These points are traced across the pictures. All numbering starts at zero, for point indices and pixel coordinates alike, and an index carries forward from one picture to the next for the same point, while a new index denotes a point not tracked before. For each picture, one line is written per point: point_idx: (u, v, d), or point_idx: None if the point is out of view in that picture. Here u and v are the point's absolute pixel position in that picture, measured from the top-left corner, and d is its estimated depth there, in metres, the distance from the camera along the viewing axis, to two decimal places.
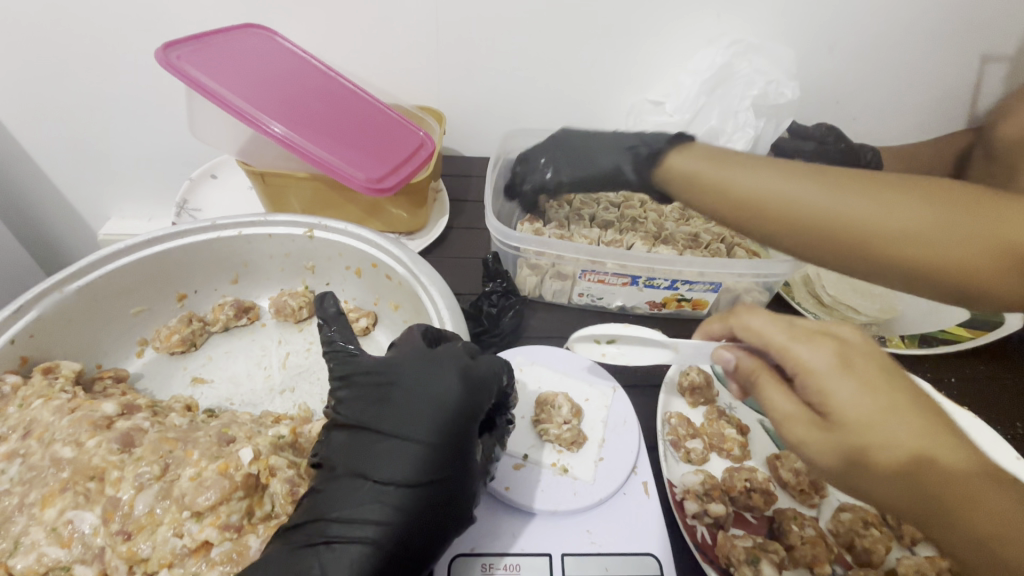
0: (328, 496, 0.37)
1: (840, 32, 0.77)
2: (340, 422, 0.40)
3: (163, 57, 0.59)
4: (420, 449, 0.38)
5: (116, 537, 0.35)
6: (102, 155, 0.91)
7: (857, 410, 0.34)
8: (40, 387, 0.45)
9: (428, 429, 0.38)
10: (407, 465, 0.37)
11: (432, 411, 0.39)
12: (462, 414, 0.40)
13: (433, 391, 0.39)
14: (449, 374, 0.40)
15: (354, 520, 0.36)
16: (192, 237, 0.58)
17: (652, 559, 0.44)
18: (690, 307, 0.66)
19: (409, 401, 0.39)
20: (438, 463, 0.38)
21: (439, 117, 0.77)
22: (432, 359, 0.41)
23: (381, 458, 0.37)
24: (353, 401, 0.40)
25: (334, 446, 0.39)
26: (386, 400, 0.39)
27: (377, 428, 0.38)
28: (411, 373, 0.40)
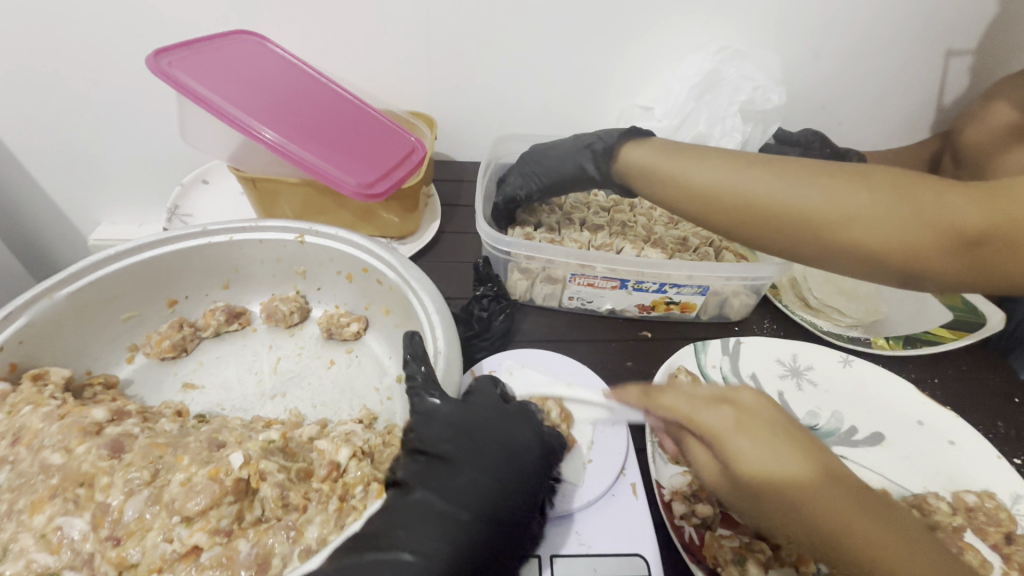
0: (400, 515, 0.38)
1: (823, 38, 0.78)
2: (420, 451, 0.42)
3: (153, 64, 0.60)
4: (498, 490, 0.41)
5: (105, 543, 0.35)
6: (93, 161, 0.91)
7: (745, 459, 0.38)
8: (29, 394, 0.45)
9: (507, 475, 0.42)
10: (483, 501, 0.40)
11: (511, 459, 0.43)
12: (536, 469, 0.44)
13: (513, 441, 0.44)
14: (527, 429, 0.45)
15: (428, 541, 0.37)
16: (184, 243, 0.59)
17: (640, 560, 0.44)
18: (679, 309, 0.67)
19: (493, 445, 0.43)
20: (511, 507, 0.41)
21: (430, 122, 0.78)
22: (514, 412, 0.47)
23: (461, 491, 0.40)
24: (435, 434, 0.43)
25: (410, 471, 0.41)
26: (471, 441, 0.43)
27: (457, 463, 0.41)
28: (496, 421, 0.45)
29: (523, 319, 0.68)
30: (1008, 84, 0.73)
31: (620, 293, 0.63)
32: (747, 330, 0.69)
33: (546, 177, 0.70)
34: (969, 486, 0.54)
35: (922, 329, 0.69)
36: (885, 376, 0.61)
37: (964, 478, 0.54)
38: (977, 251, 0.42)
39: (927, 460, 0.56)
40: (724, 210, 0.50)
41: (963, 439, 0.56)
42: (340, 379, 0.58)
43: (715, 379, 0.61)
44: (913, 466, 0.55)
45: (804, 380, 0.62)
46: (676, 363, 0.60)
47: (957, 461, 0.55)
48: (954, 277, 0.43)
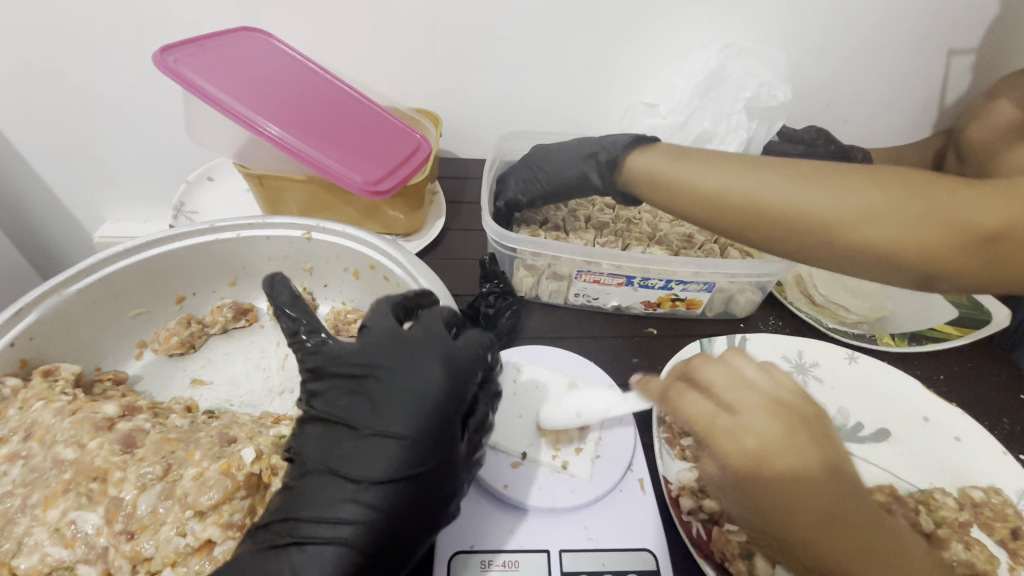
0: (302, 494, 0.37)
1: (829, 35, 0.78)
2: (317, 416, 0.40)
3: (160, 60, 0.60)
4: (397, 445, 0.37)
5: (119, 537, 0.36)
6: (98, 158, 0.91)
7: (766, 431, 0.39)
8: (40, 390, 0.46)
9: (407, 425, 0.37)
10: (382, 463, 0.37)
11: (409, 402, 0.38)
12: (444, 405, 0.38)
13: (413, 380, 0.39)
14: (428, 362, 0.39)
15: (330, 520, 0.35)
16: (192, 240, 0.59)
17: (648, 555, 0.45)
18: (684, 306, 0.67)
19: (382, 394, 0.39)
20: (419, 457, 0.37)
21: (435, 119, 0.78)
22: (412, 343, 0.41)
23: (359, 458, 0.37)
24: (329, 395, 0.40)
25: (309, 440, 0.39)
26: (363, 395, 0.39)
27: (350, 424, 0.38)
28: (392, 362, 0.40)
29: (529, 315, 0.68)
30: (1014, 80, 0.73)
31: (626, 290, 0.63)
32: (752, 327, 0.69)
33: (548, 182, 0.69)
34: (975, 482, 0.54)
35: (926, 325, 0.69)
36: (890, 373, 0.61)
37: (970, 474, 0.54)
38: (994, 248, 0.42)
39: (933, 456, 0.56)
40: (730, 213, 0.50)
41: (969, 435, 0.57)
42: None
43: None
44: (919, 462, 0.55)
45: (810, 376, 0.62)
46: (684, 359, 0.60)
47: (963, 457, 0.55)
48: (971, 277, 0.43)
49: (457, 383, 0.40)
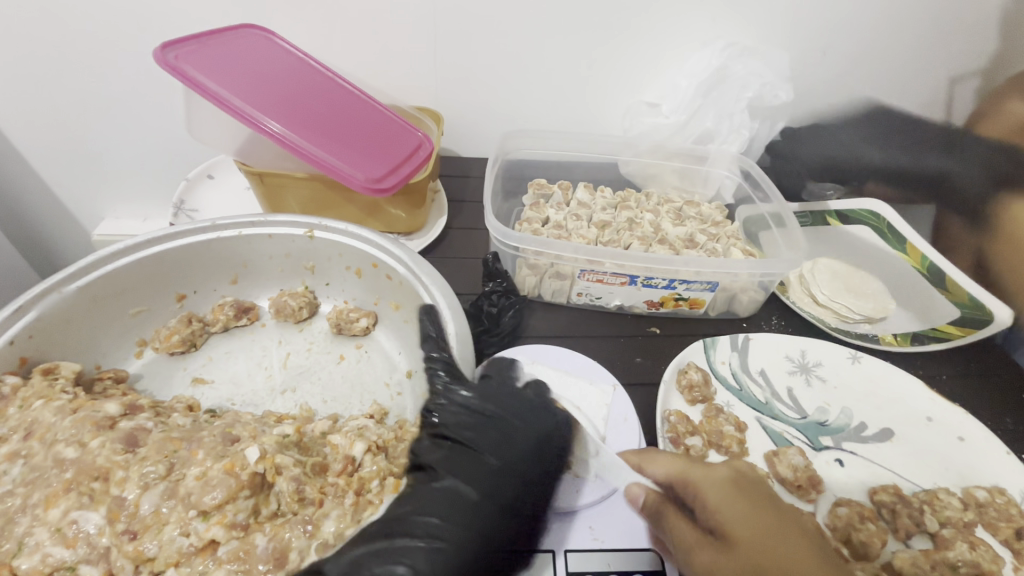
0: (424, 499, 0.39)
1: (832, 35, 0.78)
2: (447, 434, 0.44)
3: (161, 57, 0.59)
4: (520, 482, 0.43)
5: (122, 537, 0.35)
6: (97, 155, 0.90)
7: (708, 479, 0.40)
8: (40, 388, 0.45)
9: (531, 467, 0.44)
10: (505, 492, 0.41)
11: (536, 449, 0.44)
12: (556, 460, 0.46)
13: (541, 430, 0.46)
14: (553, 418, 0.47)
15: (447, 524, 0.38)
16: (193, 238, 0.58)
17: (653, 555, 0.44)
18: (687, 306, 0.66)
19: (515, 433, 0.44)
20: (529, 497, 0.43)
21: (437, 117, 0.78)
22: (537, 399, 0.48)
23: (487, 482, 0.41)
24: (456, 416, 0.44)
25: (435, 455, 0.43)
26: (496, 427, 0.44)
27: (480, 450, 0.43)
28: (524, 410, 0.46)
29: (530, 314, 0.68)
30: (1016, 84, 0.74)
31: (629, 289, 0.63)
32: (755, 327, 0.69)
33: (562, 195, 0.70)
34: (979, 482, 0.54)
35: (928, 325, 0.68)
36: (893, 372, 0.61)
37: (973, 474, 0.54)
38: None
39: (937, 456, 0.56)
40: None
41: (972, 436, 0.57)
42: (350, 374, 0.58)
43: (724, 376, 0.61)
44: (922, 461, 0.55)
45: (813, 375, 0.62)
46: (687, 359, 0.60)
47: (966, 457, 0.55)
48: None
49: (568, 449, 0.47)
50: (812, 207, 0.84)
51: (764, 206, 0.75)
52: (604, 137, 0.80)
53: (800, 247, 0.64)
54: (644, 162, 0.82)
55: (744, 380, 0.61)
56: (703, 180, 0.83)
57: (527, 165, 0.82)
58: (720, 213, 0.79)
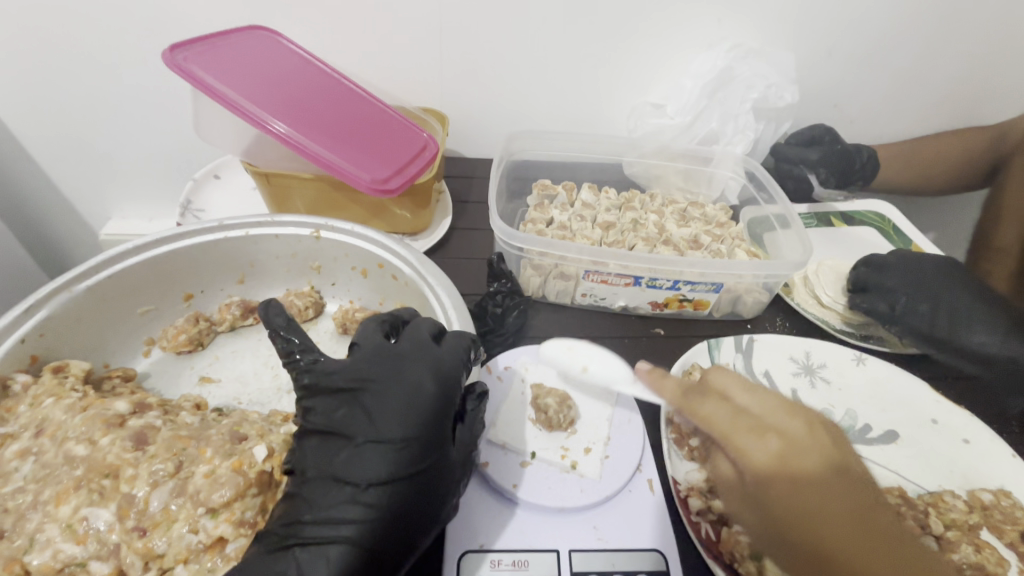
0: (304, 499, 0.37)
1: (838, 37, 0.78)
2: (310, 429, 0.40)
3: (170, 58, 0.60)
4: (393, 448, 0.38)
5: (132, 534, 0.35)
6: (104, 155, 0.91)
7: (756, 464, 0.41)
8: (51, 386, 0.46)
9: (402, 428, 0.38)
10: (382, 465, 0.37)
11: (402, 409, 0.39)
12: (434, 408, 0.40)
13: (404, 386, 0.40)
14: (421, 369, 0.41)
15: (333, 522, 0.36)
16: (201, 238, 0.59)
17: (658, 555, 0.44)
18: (692, 307, 0.67)
19: (383, 400, 0.40)
20: (414, 461, 0.38)
21: (442, 119, 0.78)
22: (402, 357, 0.42)
23: (353, 467, 0.37)
24: (320, 407, 0.41)
25: (305, 452, 0.39)
26: (356, 406, 0.40)
27: (346, 434, 0.39)
28: (386, 372, 0.41)
29: (534, 315, 0.68)
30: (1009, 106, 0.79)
31: (633, 290, 0.63)
32: (760, 328, 0.69)
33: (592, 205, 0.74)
34: (984, 484, 0.54)
35: None
36: (898, 375, 0.61)
37: (978, 477, 0.54)
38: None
39: (942, 458, 0.56)
40: None
41: (977, 438, 0.56)
42: None
43: None
44: (927, 463, 0.55)
45: (818, 377, 0.62)
46: (691, 360, 0.61)
47: (971, 459, 0.55)
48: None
49: (449, 391, 0.42)
50: (816, 208, 0.84)
51: (769, 208, 0.76)
52: (609, 138, 0.80)
53: (805, 249, 0.64)
54: (648, 163, 0.82)
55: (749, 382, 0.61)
56: (707, 181, 0.83)
57: (531, 166, 0.82)
58: (724, 214, 0.79)
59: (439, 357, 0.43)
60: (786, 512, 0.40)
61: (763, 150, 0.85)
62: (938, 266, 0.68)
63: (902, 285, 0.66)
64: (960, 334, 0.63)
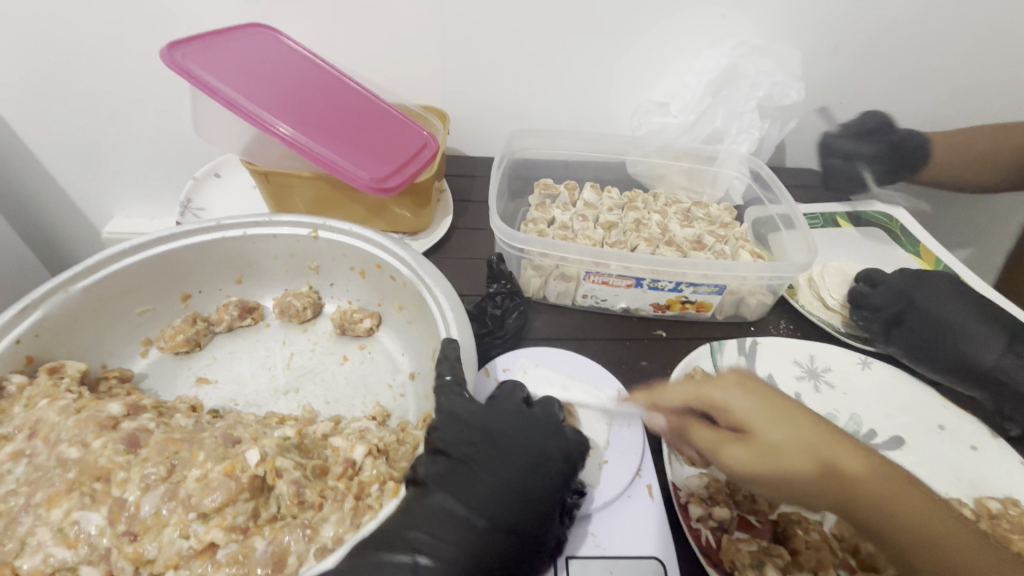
0: (417, 515, 0.37)
1: (846, 33, 0.76)
2: (446, 449, 0.40)
3: (168, 56, 0.59)
4: (523, 503, 0.39)
5: (122, 538, 0.36)
6: (106, 154, 0.91)
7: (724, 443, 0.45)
8: (46, 388, 0.45)
9: (535, 487, 0.39)
10: (508, 513, 0.38)
11: (540, 470, 0.40)
12: (561, 490, 0.41)
13: (545, 449, 0.41)
14: (557, 448, 0.42)
15: (442, 556, 0.35)
16: (199, 238, 0.59)
17: (656, 563, 0.44)
18: (694, 309, 0.66)
19: (519, 465, 0.40)
20: (529, 534, 0.39)
21: (443, 117, 0.77)
22: (540, 421, 0.43)
23: (483, 509, 0.38)
24: (457, 433, 0.41)
25: (432, 468, 0.40)
26: (496, 443, 0.41)
27: (481, 474, 0.39)
28: (532, 427, 0.43)
29: (534, 316, 0.67)
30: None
31: (635, 291, 0.62)
32: (764, 331, 0.68)
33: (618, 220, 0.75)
34: (992, 492, 0.53)
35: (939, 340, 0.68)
36: (904, 379, 0.60)
37: (985, 484, 0.53)
38: None
39: (950, 464, 0.55)
40: None
41: (985, 445, 0.55)
42: (353, 375, 0.58)
43: None
44: (934, 470, 0.54)
45: (822, 382, 0.61)
46: (693, 363, 0.60)
47: (978, 467, 0.54)
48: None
49: (573, 478, 0.43)
50: (823, 208, 0.83)
51: (774, 208, 0.74)
52: (611, 137, 0.79)
53: (810, 250, 0.63)
54: (652, 162, 0.80)
55: None
56: (711, 181, 0.81)
57: (533, 166, 0.81)
58: (728, 214, 0.78)
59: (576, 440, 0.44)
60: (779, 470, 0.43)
61: (769, 149, 0.84)
62: (945, 281, 0.65)
63: (896, 295, 0.64)
64: (961, 347, 0.61)
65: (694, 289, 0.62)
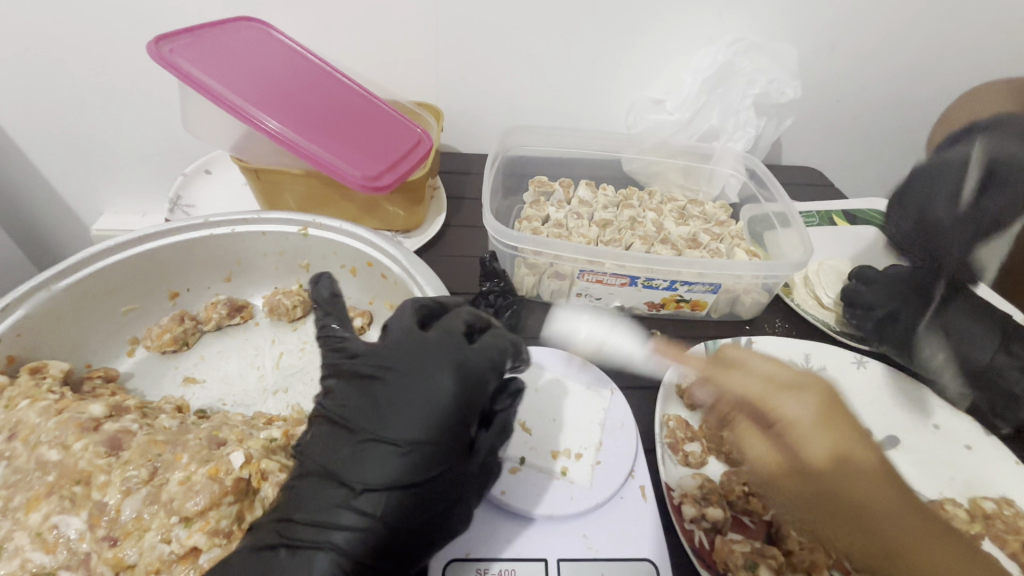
0: (298, 494, 0.37)
1: (842, 29, 0.76)
2: (326, 416, 0.40)
3: (155, 50, 0.58)
4: (396, 452, 0.37)
5: (102, 543, 0.35)
6: (95, 150, 0.90)
7: (811, 436, 0.41)
8: (27, 388, 0.45)
9: (404, 433, 0.37)
10: (382, 469, 0.36)
11: (411, 412, 0.37)
12: (451, 412, 0.38)
13: (414, 387, 0.38)
14: (440, 368, 0.38)
15: (322, 525, 0.35)
16: (187, 235, 0.57)
17: (648, 565, 0.43)
18: (689, 308, 0.65)
19: (393, 403, 0.38)
20: (420, 468, 0.37)
21: (436, 113, 0.76)
22: (426, 348, 0.40)
23: (362, 462, 0.37)
24: (339, 393, 0.40)
25: (315, 440, 0.39)
26: (368, 397, 0.39)
27: (356, 428, 0.38)
28: (405, 364, 0.39)
29: (529, 315, 0.66)
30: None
31: (629, 290, 0.62)
32: (759, 330, 0.67)
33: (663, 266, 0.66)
34: (986, 493, 0.52)
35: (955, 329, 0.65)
36: (899, 379, 0.60)
37: (980, 485, 0.53)
38: None
39: (945, 465, 0.54)
40: None
41: (980, 445, 0.55)
42: None
43: None
44: (928, 469, 0.54)
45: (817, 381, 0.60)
46: (688, 362, 0.59)
47: (974, 466, 0.54)
48: None
49: (470, 391, 0.39)
50: (819, 206, 0.82)
51: (770, 207, 0.74)
52: (606, 133, 0.78)
53: (806, 248, 0.62)
54: (647, 159, 0.80)
55: None
56: (707, 178, 0.81)
57: (527, 163, 0.80)
58: (724, 212, 0.77)
59: (465, 352, 0.39)
60: (844, 483, 0.40)
61: (765, 147, 0.83)
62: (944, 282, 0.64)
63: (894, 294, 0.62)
64: (956, 347, 0.59)
65: (691, 283, 0.61)
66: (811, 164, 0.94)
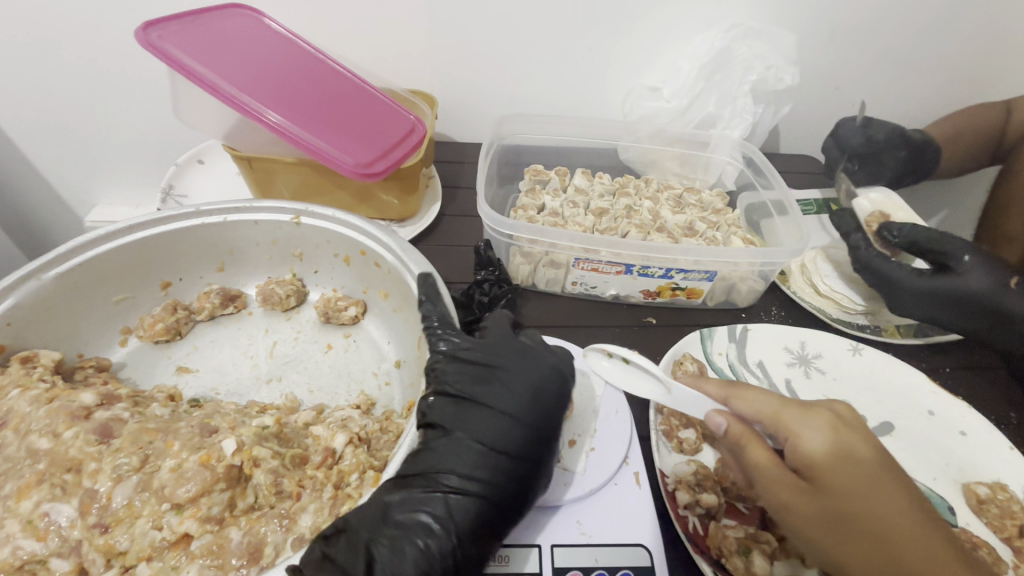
0: (441, 454, 0.39)
1: (841, 13, 0.75)
2: (444, 391, 0.42)
3: (143, 36, 0.57)
4: (523, 425, 0.41)
5: (92, 530, 0.35)
6: (86, 139, 0.89)
7: (826, 449, 0.39)
8: (17, 376, 0.44)
9: (531, 409, 0.42)
10: (513, 437, 0.40)
11: (532, 392, 0.42)
12: (557, 397, 0.43)
13: (530, 375, 0.43)
14: (544, 361, 0.44)
15: (468, 479, 0.38)
16: (178, 224, 0.57)
17: (642, 550, 0.43)
18: (685, 296, 0.65)
19: (515, 382, 0.42)
20: (539, 437, 0.41)
21: (431, 102, 0.75)
22: (529, 343, 0.45)
23: (494, 429, 0.40)
24: (455, 372, 0.43)
25: (439, 411, 0.41)
26: (490, 378, 0.42)
27: (482, 400, 0.41)
28: (516, 355, 0.44)
29: (524, 304, 0.66)
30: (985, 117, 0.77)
31: (624, 278, 0.61)
32: (755, 318, 0.67)
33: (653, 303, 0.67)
34: (979, 478, 0.52)
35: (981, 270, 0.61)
36: (894, 364, 0.60)
37: (974, 469, 0.52)
38: None
39: (937, 450, 0.54)
40: None
41: (974, 430, 0.55)
42: (337, 363, 0.57)
43: (721, 367, 0.59)
44: (922, 455, 0.54)
45: (812, 368, 0.61)
46: (683, 350, 0.59)
47: (967, 452, 0.54)
48: None
49: (564, 382, 0.45)
50: (816, 194, 0.82)
51: (767, 194, 0.73)
52: (601, 121, 0.77)
53: (803, 236, 0.62)
54: (644, 147, 0.79)
55: (742, 371, 0.60)
56: (704, 167, 0.80)
57: (522, 152, 0.80)
58: (720, 200, 0.77)
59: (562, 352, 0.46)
60: (854, 495, 0.38)
61: (763, 134, 0.82)
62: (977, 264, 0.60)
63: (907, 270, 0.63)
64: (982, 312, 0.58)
65: (690, 271, 0.60)
66: (809, 152, 0.93)
